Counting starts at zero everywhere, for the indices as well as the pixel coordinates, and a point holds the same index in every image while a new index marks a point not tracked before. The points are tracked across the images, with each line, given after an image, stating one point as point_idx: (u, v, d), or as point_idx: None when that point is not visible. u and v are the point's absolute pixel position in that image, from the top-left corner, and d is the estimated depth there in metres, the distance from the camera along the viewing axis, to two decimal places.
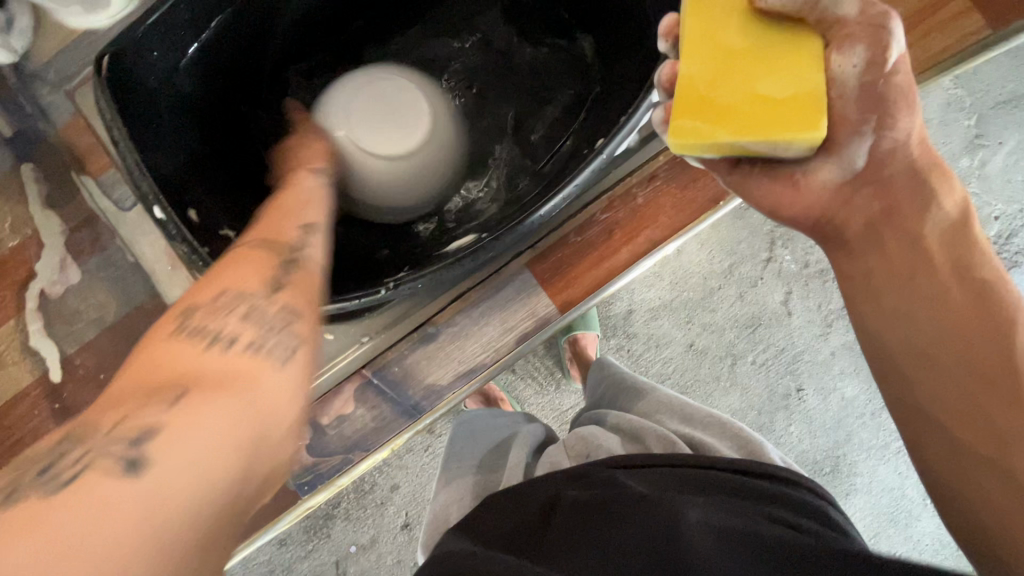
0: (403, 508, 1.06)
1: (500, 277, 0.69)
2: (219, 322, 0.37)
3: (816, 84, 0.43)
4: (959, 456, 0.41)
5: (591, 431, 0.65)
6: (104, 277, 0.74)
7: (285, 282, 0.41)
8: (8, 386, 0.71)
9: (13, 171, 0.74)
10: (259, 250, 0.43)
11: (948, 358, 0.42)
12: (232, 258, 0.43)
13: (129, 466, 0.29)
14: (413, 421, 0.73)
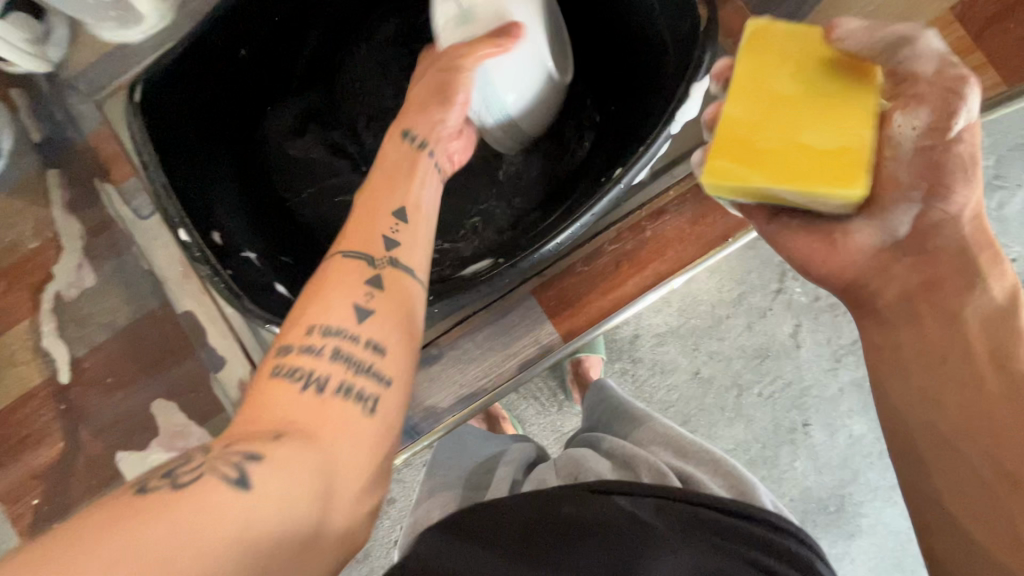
0: (399, 523, 1.06)
1: (506, 302, 0.70)
2: (311, 366, 0.39)
3: (865, 141, 0.43)
4: (958, 532, 0.42)
5: (583, 453, 0.64)
6: (117, 282, 0.75)
7: (368, 313, 0.42)
8: (19, 384, 0.73)
9: (39, 175, 0.76)
10: (348, 271, 0.44)
11: (966, 446, 0.43)
12: (325, 275, 0.44)
13: (237, 484, 0.32)
14: (413, 441, 0.72)
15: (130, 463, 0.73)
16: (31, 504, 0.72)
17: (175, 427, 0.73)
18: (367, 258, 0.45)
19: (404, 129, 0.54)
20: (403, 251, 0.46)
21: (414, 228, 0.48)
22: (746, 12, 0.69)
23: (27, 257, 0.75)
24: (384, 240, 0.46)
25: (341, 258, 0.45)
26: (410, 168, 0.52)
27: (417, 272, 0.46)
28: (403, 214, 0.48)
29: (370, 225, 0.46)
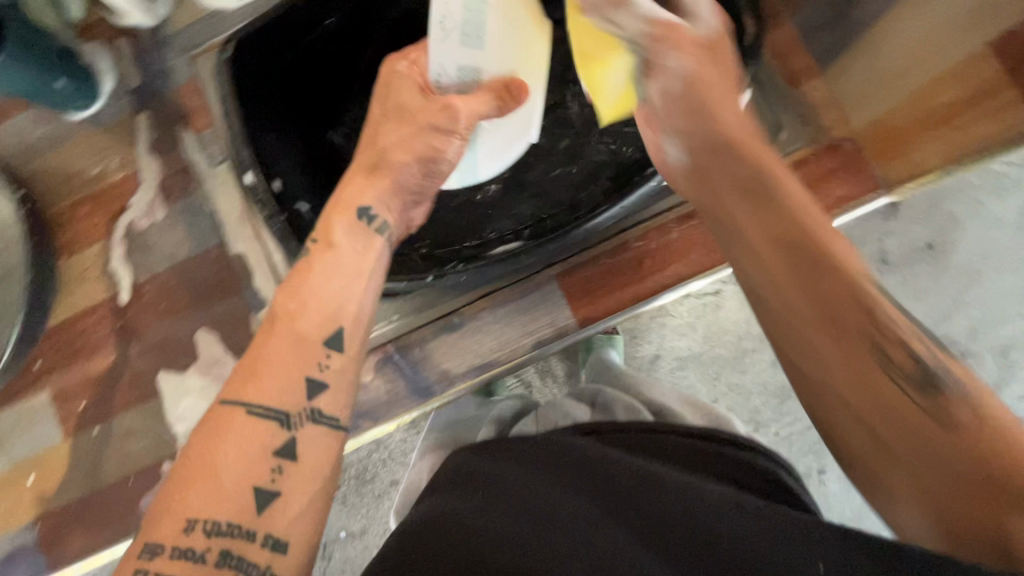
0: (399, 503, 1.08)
1: (527, 283, 0.74)
2: (219, 528, 0.38)
3: (604, 58, 0.56)
4: (920, 476, 0.34)
5: (563, 401, 0.69)
6: (183, 220, 0.83)
7: (285, 472, 0.42)
8: (88, 297, 0.82)
9: (131, 117, 0.85)
10: (270, 417, 0.42)
11: (850, 389, 0.38)
12: (240, 408, 0.42)
13: None
14: (423, 401, 0.76)
15: (168, 382, 0.80)
16: (79, 405, 0.81)
17: (212, 356, 0.80)
18: (277, 417, 0.42)
19: (362, 206, 0.53)
20: (325, 396, 0.45)
21: (345, 360, 0.47)
22: (798, 35, 0.72)
23: (111, 187, 0.85)
24: (314, 373, 0.45)
25: (244, 414, 0.41)
26: (358, 278, 0.50)
27: (337, 416, 0.45)
28: (335, 341, 0.46)
29: (290, 371, 0.44)
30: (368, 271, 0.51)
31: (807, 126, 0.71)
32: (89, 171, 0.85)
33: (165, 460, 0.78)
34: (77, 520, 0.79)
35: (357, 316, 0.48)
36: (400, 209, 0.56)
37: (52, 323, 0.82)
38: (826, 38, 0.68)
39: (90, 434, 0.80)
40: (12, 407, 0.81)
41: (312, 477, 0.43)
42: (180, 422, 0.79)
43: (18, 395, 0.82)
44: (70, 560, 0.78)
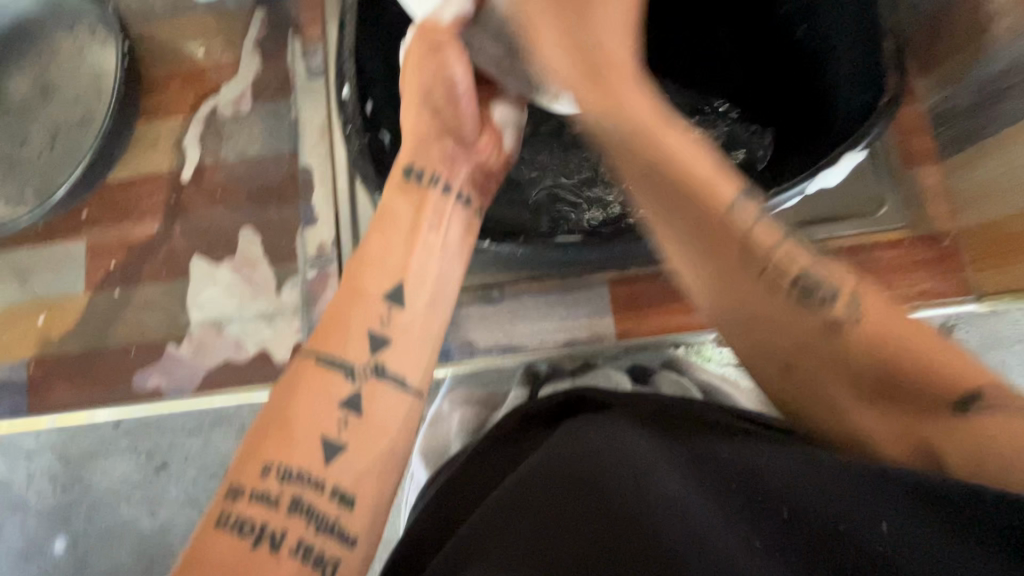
0: None
1: (580, 280, 0.71)
2: (266, 518, 0.34)
3: None
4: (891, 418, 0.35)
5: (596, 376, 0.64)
6: (265, 120, 0.83)
7: (339, 449, 0.37)
8: (152, 164, 0.83)
9: (249, 11, 0.86)
10: (322, 383, 0.38)
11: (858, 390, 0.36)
12: (295, 386, 0.38)
13: None
14: (440, 364, 0.72)
15: (199, 269, 0.80)
16: (108, 264, 0.81)
17: (250, 256, 0.79)
18: (341, 367, 0.39)
19: (405, 164, 0.48)
20: (391, 354, 0.40)
21: (409, 319, 0.41)
22: (926, 118, 0.69)
23: (205, 70, 0.85)
24: (371, 335, 0.40)
25: (313, 362, 0.39)
26: (416, 234, 0.45)
27: (407, 375, 0.41)
28: (399, 296, 0.42)
29: (353, 323, 0.40)
30: (428, 224, 0.45)
31: (909, 211, 0.68)
32: (192, 50, 0.85)
33: (174, 342, 0.78)
34: (72, 373, 0.79)
35: (424, 270, 0.43)
36: (467, 166, 0.49)
37: (110, 180, 0.82)
38: (957, 128, 0.65)
39: (110, 295, 0.80)
40: (47, 246, 0.82)
41: (379, 435, 0.39)
42: (198, 310, 0.78)
43: (56, 237, 0.82)
44: (52, 409, 0.78)
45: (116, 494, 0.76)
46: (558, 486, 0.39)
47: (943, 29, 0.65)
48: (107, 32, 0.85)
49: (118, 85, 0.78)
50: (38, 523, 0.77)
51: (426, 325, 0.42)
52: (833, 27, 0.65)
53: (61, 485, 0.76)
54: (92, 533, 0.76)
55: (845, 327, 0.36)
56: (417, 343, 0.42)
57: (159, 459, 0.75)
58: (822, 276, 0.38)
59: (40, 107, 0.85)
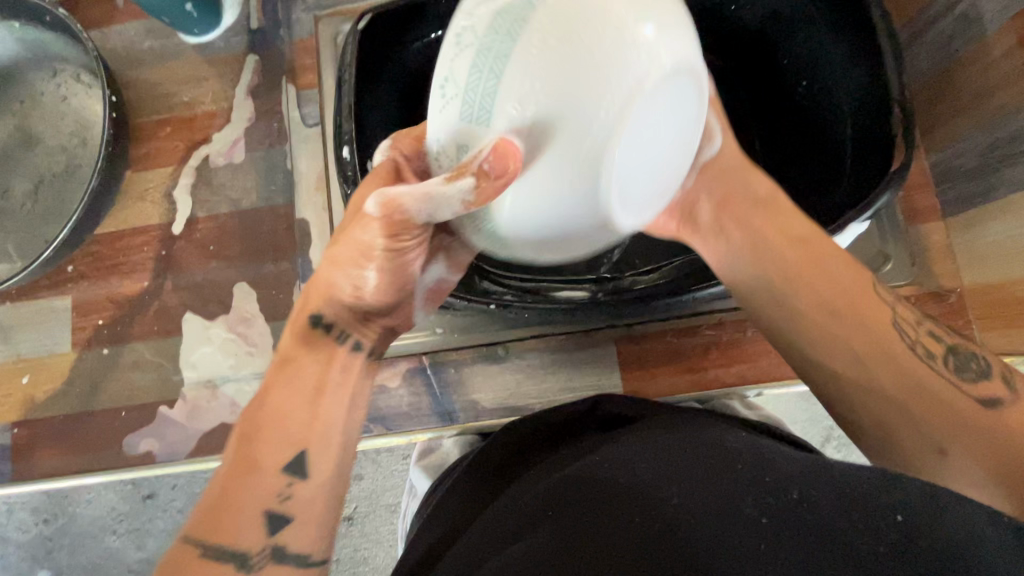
0: (355, 500, 0.79)
1: (587, 337, 0.71)
2: None
3: None
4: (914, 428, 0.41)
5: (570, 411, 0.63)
6: (259, 168, 0.81)
7: None
8: (141, 217, 0.80)
9: (242, 56, 0.83)
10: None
11: (918, 408, 0.41)
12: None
13: None
14: (442, 426, 0.71)
15: (192, 325, 0.77)
16: (96, 321, 0.78)
17: (244, 313, 0.77)
18: (234, 556, 0.38)
19: (313, 313, 0.45)
20: (291, 530, 0.41)
21: (312, 489, 0.42)
22: (930, 174, 0.69)
23: (196, 117, 0.82)
24: (268, 513, 0.40)
25: (195, 555, 0.37)
26: (327, 394, 0.44)
27: (309, 550, 0.41)
28: (298, 468, 0.42)
29: (244, 509, 0.39)
30: (332, 384, 0.45)
31: (915, 266, 0.68)
32: (181, 96, 0.83)
33: (167, 403, 0.75)
34: (60, 436, 0.76)
35: (328, 435, 0.43)
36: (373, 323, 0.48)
37: (98, 232, 0.79)
38: (961, 186, 0.65)
39: (98, 354, 0.77)
40: (31, 301, 0.79)
41: None
42: (192, 369, 0.76)
43: (41, 292, 0.79)
44: (33, 476, 0.75)
45: (100, 525, 0.73)
46: (565, 497, 0.42)
47: (948, 89, 0.64)
48: (93, 77, 0.82)
49: (106, 137, 0.76)
50: (21, 558, 0.74)
51: (328, 491, 0.43)
52: (835, 86, 0.65)
53: (43, 518, 0.73)
54: (76, 565, 0.74)
55: (1003, 402, 0.40)
56: (322, 513, 0.42)
57: (140, 491, 0.73)
58: (971, 357, 0.43)
59: (22, 155, 0.81)
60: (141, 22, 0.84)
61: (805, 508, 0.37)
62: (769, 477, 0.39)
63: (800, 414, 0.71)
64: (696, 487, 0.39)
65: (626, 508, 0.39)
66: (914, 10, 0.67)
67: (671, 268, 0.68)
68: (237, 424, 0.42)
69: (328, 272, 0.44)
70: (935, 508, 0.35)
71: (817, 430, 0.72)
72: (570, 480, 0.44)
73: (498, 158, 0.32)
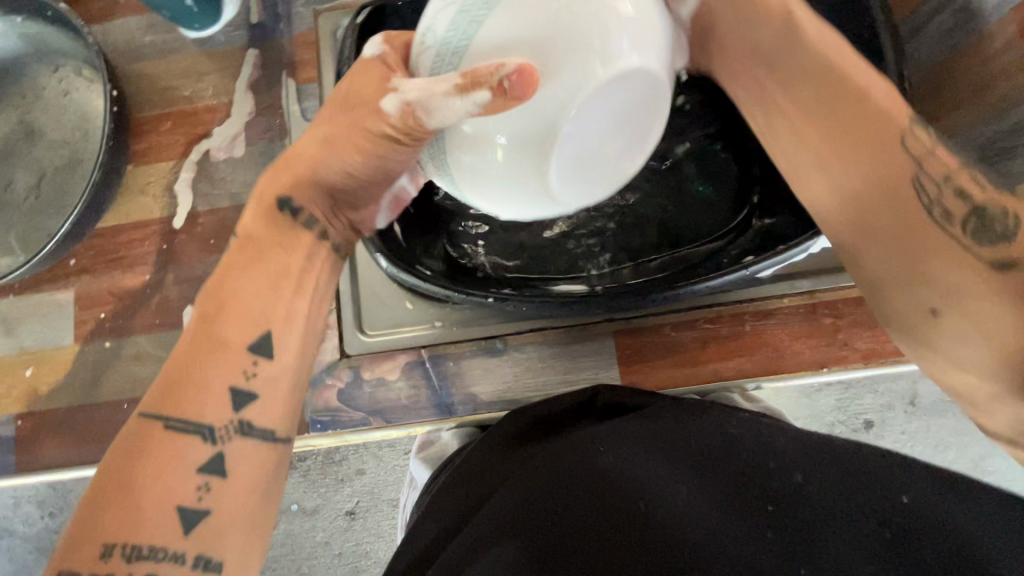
0: (359, 495, 0.80)
1: (585, 330, 0.71)
2: None
3: None
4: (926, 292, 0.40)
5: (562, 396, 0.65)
6: (259, 162, 0.81)
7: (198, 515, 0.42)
8: (142, 211, 0.80)
9: (242, 51, 0.84)
10: (175, 447, 0.42)
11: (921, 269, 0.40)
12: (144, 443, 0.42)
13: None
14: (441, 418, 0.72)
15: None
16: (98, 314, 0.78)
17: None
18: (197, 431, 0.43)
19: (280, 197, 0.50)
20: (255, 408, 0.46)
21: (273, 369, 0.47)
22: None
23: (196, 112, 0.83)
24: (233, 386, 0.45)
25: (160, 426, 0.42)
26: (289, 280, 0.50)
27: (273, 427, 0.47)
28: (263, 347, 0.47)
29: (206, 386, 0.44)
30: (296, 271, 0.50)
31: None
32: (182, 90, 0.83)
33: None
34: (62, 430, 0.76)
35: (289, 317, 0.49)
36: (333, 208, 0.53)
37: (100, 226, 0.80)
38: None
39: (100, 347, 0.78)
40: (34, 294, 0.79)
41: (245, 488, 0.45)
42: None
43: (44, 285, 0.79)
44: (37, 468, 0.76)
45: None
46: (561, 495, 0.44)
47: (949, 81, 0.64)
48: (94, 72, 0.83)
49: (107, 130, 0.76)
50: (49, 531, 0.81)
51: (291, 373, 0.49)
52: None
53: (51, 509, 0.79)
54: None
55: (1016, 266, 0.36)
56: (281, 399, 0.48)
57: None
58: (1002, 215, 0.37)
59: (24, 149, 0.82)
60: (142, 17, 0.85)
61: (781, 520, 0.41)
62: (757, 488, 0.43)
63: (802, 409, 0.76)
64: (687, 497, 0.42)
65: (631, 508, 0.42)
66: (914, 2, 0.67)
67: (670, 258, 0.69)
68: (207, 282, 0.47)
69: (310, 158, 0.50)
70: (910, 523, 0.38)
71: (818, 424, 0.77)
72: (569, 472, 0.46)
73: (520, 81, 0.38)
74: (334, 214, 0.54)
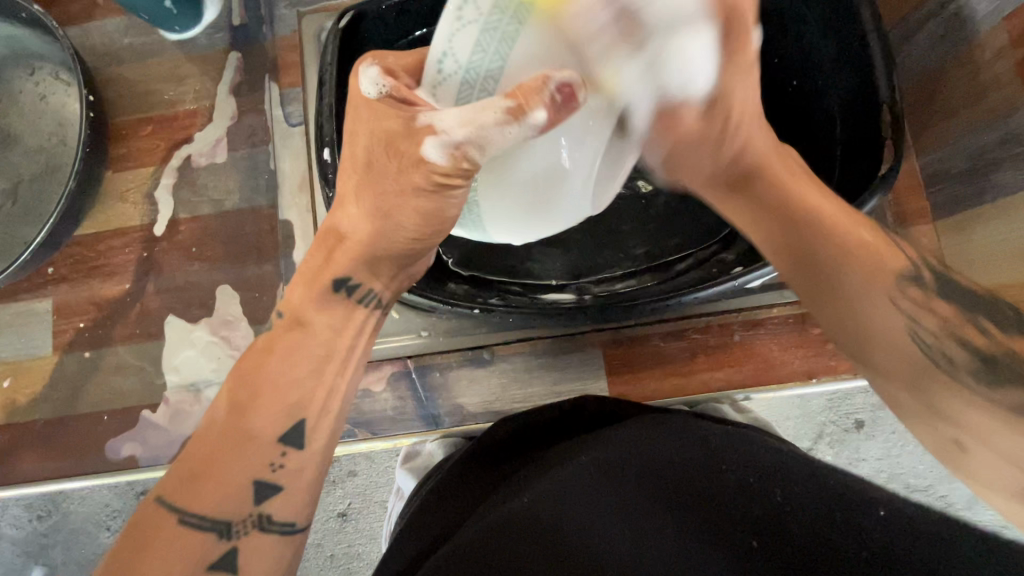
0: (351, 495, 0.73)
1: (574, 341, 0.70)
2: None
3: None
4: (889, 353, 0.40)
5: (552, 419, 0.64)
6: (242, 168, 0.79)
7: None
8: (122, 218, 0.79)
9: (224, 54, 0.82)
10: (188, 544, 0.38)
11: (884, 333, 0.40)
12: (150, 545, 0.38)
13: None
14: (427, 430, 0.72)
15: (174, 328, 0.76)
16: (77, 324, 0.77)
17: (227, 316, 0.76)
18: (213, 527, 0.39)
19: (336, 277, 0.48)
20: (279, 501, 0.41)
21: (305, 457, 0.43)
22: (920, 176, 0.68)
23: (177, 116, 0.81)
24: (256, 481, 0.41)
25: (173, 522, 0.38)
26: (323, 368, 0.45)
27: (296, 519, 0.42)
28: (292, 437, 0.43)
29: (234, 471, 0.40)
30: (339, 355, 0.47)
31: None
32: (163, 94, 0.81)
33: (148, 408, 0.74)
34: (42, 441, 0.75)
35: (327, 405, 0.45)
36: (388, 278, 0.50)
37: (78, 234, 0.78)
38: (952, 190, 0.64)
39: (79, 358, 0.76)
40: (12, 303, 0.78)
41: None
42: (174, 373, 0.75)
43: (21, 294, 0.78)
44: (18, 480, 0.74)
45: (95, 521, 0.72)
46: (495, 528, 0.40)
47: (940, 90, 0.63)
48: (71, 75, 0.81)
49: (84, 136, 0.74)
50: (14, 555, 0.73)
51: (319, 458, 0.44)
52: (823, 89, 0.64)
53: (37, 515, 0.72)
54: (71, 561, 0.73)
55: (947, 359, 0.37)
56: (308, 485, 0.43)
57: (139, 485, 0.72)
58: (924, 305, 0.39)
59: (0, 155, 0.80)
60: (121, 19, 0.82)
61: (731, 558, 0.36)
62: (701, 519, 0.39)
63: (792, 411, 0.69)
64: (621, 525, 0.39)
65: (548, 527, 0.39)
66: (907, 9, 0.66)
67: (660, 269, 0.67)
68: (232, 375, 0.44)
69: (345, 216, 0.48)
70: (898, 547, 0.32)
71: (810, 426, 0.69)
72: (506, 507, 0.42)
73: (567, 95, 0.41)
74: (394, 279, 0.51)
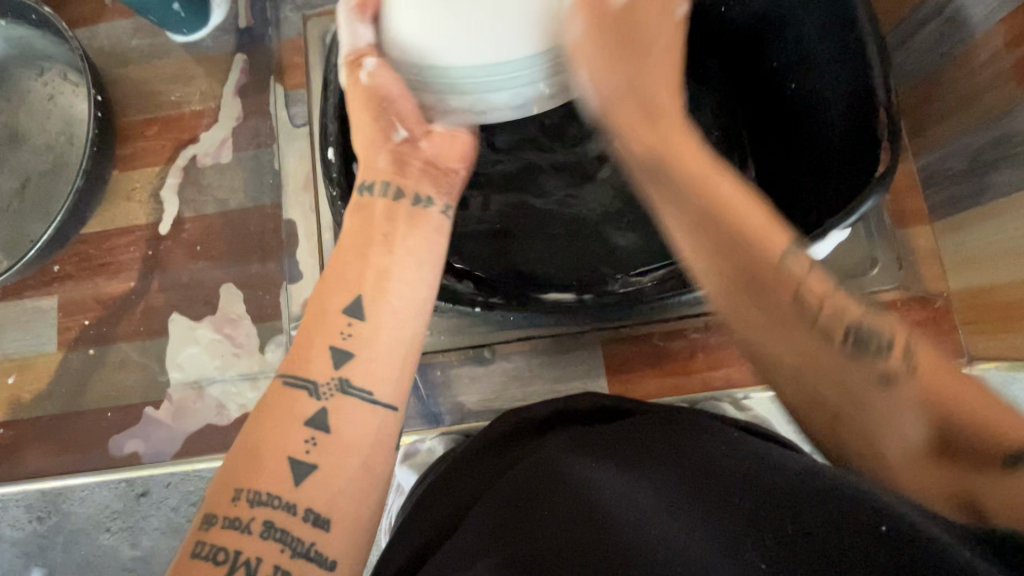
0: None
1: (575, 340, 0.71)
2: (237, 548, 0.35)
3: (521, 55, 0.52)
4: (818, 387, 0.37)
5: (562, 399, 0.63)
6: (247, 168, 0.80)
7: (307, 470, 0.37)
8: (128, 216, 0.79)
9: (230, 56, 0.83)
10: (284, 404, 0.39)
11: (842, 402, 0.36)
12: (262, 408, 0.39)
13: None
14: (428, 427, 0.71)
15: (178, 326, 0.77)
16: (82, 321, 0.77)
17: (231, 313, 0.77)
18: (305, 385, 0.40)
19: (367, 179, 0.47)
20: (355, 369, 0.40)
21: (370, 334, 0.41)
22: (918, 178, 0.69)
23: (183, 117, 0.82)
24: (332, 348, 0.41)
25: (277, 382, 0.40)
26: (381, 251, 0.44)
27: (373, 391, 0.40)
28: (358, 315, 0.42)
29: (316, 343, 0.41)
30: (375, 272, 0.43)
31: (903, 270, 0.67)
32: (169, 95, 0.82)
33: (152, 405, 0.75)
34: (46, 437, 0.75)
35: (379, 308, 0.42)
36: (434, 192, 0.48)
37: (84, 232, 0.79)
38: (951, 190, 0.64)
39: (84, 355, 0.77)
40: (18, 300, 0.78)
41: (353, 456, 0.39)
42: (178, 370, 0.76)
43: (27, 291, 0.78)
44: (21, 477, 0.74)
45: (94, 523, 0.73)
46: (518, 507, 0.41)
47: (936, 92, 0.64)
48: (79, 76, 0.82)
49: (91, 135, 0.75)
50: (13, 555, 0.74)
51: (399, 339, 0.42)
52: (820, 89, 0.65)
53: (37, 516, 0.73)
54: (69, 563, 0.73)
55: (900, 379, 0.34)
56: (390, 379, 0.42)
57: (137, 487, 0.72)
58: (876, 329, 0.35)
59: (9, 154, 0.81)
60: (128, 22, 0.84)
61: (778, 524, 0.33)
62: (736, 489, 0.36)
63: None
64: (652, 500, 0.37)
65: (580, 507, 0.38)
66: (903, 12, 0.67)
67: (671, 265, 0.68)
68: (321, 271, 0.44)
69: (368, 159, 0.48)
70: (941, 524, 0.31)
71: None
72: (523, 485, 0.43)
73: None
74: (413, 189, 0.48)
